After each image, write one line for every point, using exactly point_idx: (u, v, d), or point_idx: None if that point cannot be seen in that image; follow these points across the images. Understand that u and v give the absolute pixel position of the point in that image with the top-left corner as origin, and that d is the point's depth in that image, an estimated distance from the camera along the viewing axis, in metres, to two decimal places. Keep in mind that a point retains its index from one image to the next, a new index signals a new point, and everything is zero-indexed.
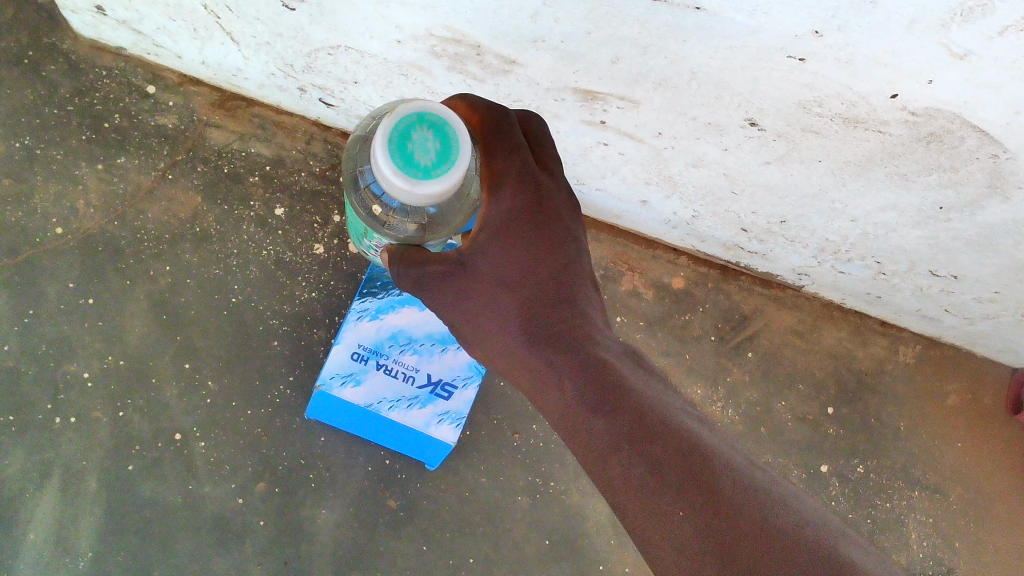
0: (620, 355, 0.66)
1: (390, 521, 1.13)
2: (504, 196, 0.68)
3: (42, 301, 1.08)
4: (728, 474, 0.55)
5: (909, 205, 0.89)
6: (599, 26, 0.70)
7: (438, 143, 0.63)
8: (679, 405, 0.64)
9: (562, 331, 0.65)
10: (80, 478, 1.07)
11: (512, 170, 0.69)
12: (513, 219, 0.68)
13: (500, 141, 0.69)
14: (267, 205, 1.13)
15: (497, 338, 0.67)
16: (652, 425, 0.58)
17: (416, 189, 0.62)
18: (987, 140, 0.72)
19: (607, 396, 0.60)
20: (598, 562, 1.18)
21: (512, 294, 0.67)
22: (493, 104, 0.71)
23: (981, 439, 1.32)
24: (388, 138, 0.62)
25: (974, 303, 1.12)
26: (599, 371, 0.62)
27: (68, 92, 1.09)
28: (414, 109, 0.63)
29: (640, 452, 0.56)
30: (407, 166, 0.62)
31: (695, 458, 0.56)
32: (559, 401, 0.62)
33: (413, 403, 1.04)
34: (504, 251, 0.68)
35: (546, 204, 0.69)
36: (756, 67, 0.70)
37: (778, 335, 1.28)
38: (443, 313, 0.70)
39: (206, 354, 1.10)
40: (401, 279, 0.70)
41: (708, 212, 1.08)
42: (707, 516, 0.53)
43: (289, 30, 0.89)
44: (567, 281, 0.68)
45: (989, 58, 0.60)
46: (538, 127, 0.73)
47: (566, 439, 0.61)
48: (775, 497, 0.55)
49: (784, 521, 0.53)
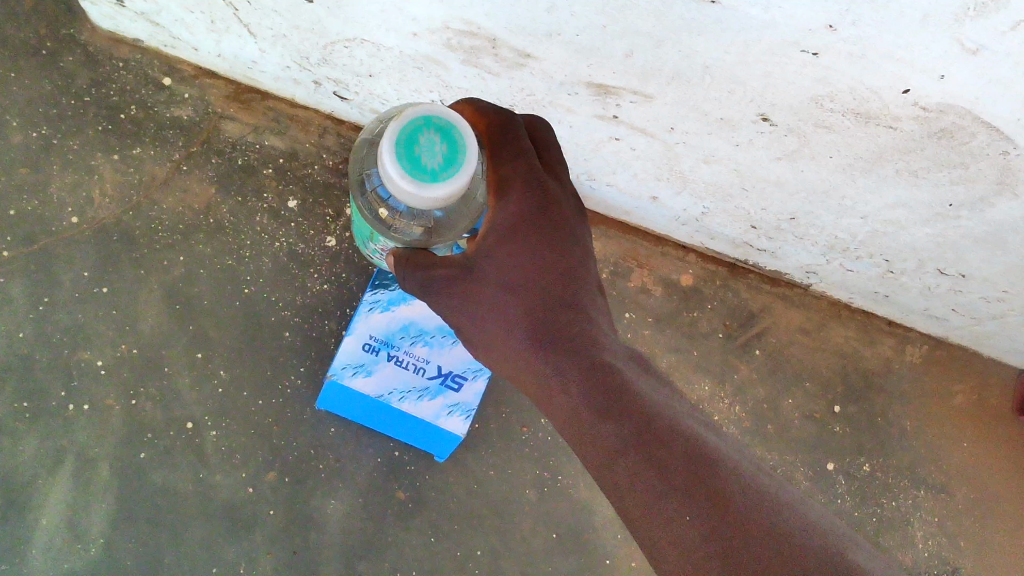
0: (626, 359, 0.66)
1: (399, 512, 1.13)
2: (510, 200, 0.69)
3: (57, 289, 1.09)
4: (736, 479, 0.56)
5: (919, 203, 0.90)
6: (614, 20, 0.71)
7: (445, 146, 0.63)
8: (685, 409, 0.64)
9: (569, 336, 0.65)
10: (92, 465, 1.07)
11: (518, 174, 0.70)
12: (519, 223, 0.69)
13: (506, 145, 0.70)
14: (280, 197, 1.14)
15: (503, 342, 0.67)
16: (659, 430, 0.58)
17: (422, 193, 0.63)
18: (998, 137, 0.72)
19: (613, 400, 0.60)
20: (605, 556, 1.18)
21: (518, 299, 0.67)
22: (499, 108, 0.73)
23: (987, 439, 1.33)
24: (394, 141, 0.63)
25: (981, 303, 1.13)
26: (606, 376, 0.62)
27: (86, 83, 1.10)
28: (421, 112, 0.63)
29: (645, 457, 0.57)
30: (414, 169, 0.63)
31: (702, 463, 0.56)
32: (563, 405, 0.62)
33: (423, 394, 1.05)
34: (511, 256, 0.69)
35: (552, 209, 0.70)
36: (771, 61, 0.70)
37: (786, 333, 1.29)
38: (449, 316, 0.70)
39: (218, 344, 1.11)
40: (409, 282, 0.73)
41: (718, 208, 1.08)
42: (714, 521, 0.53)
43: (306, 23, 0.90)
44: (573, 286, 0.68)
45: (1002, 53, 0.61)
46: (545, 131, 0.74)
47: (571, 442, 0.61)
48: (782, 503, 0.55)
49: (791, 527, 0.53)
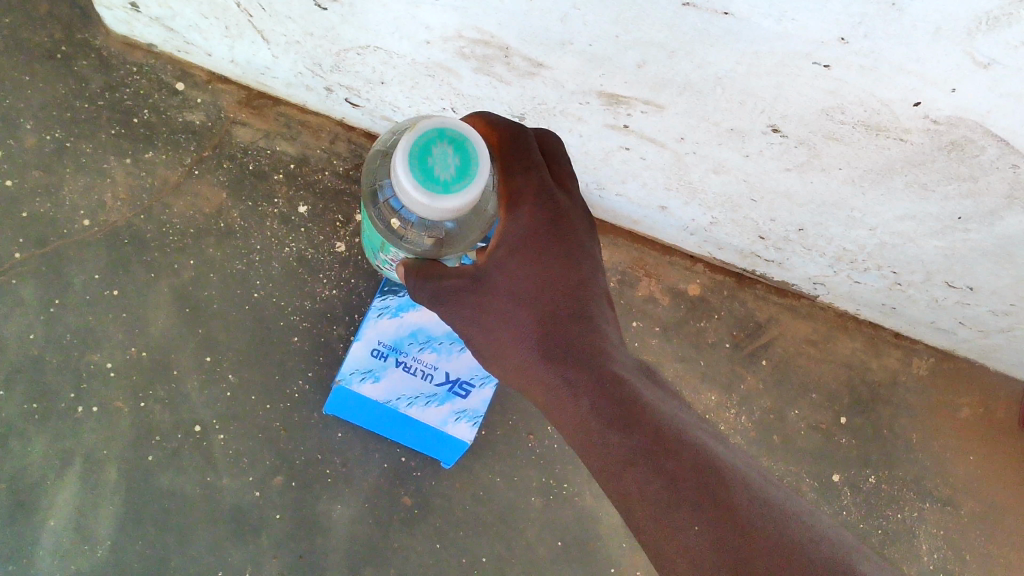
0: (635, 370, 0.66)
1: (404, 518, 1.13)
2: (522, 213, 0.70)
3: (68, 291, 1.09)
4: (744, 490, 0.56)
5: (927, 215, 0.90)
6: (627, 30, 0.71)
7: (458, 157, 0.64)
8: (693, 420, 0.64)
9: (578, 348, 0.65)
10: (101, 466, 1.08)
11: (530, 187, 0.70)
12: (530, 235, 0.69)
13: (517, 159, 0.71)
14: (290, 202, 1.15)
15: (512, 352, 0.67)
16: (668, 440, 0.58)
17: (434, 204, 0.63)
18: (1008, 150, 0.72)
19: (623, 411, 0.60)
20: (610, 565, 1.18)
21: (528, 309, 0.67)
22: (510, 122, 0.73)
23: (992, 453, 1.32)
24: (408, 152, 0.63)
25: (989, 316, 1.13)
26: (615, 387, 0.62)
27: (100, 87, 1.11)
28: (434, 125, 0.63)
29: (655, 468, 0.56)
30: (427, 180, 0.63)
31: (711, 474, 0.56)
32: (572, 415, 0.62)
33: (430, 401, 1.05)
34: (521, 267, 0.69)
35: (562, 222, 0.71)
36: (782, 73, 0.71)
37: (792, 344, 1.29)
38: (458, 326, 0.70)
39: (227, 348, 1.12)
40: (417, 293, 0.72)
41: (726, 218, 1.08)
42: (723, 530, 0.53)
43: (320, 30, 0.90)
44: (583, 298, 0.68)
45: (1013, 67, 0.61)
46: (555, 144, 0.75)
47: (580, 453, 0.61)
48: (791, 513, 0.55)
49: (799, 538, 0.53)
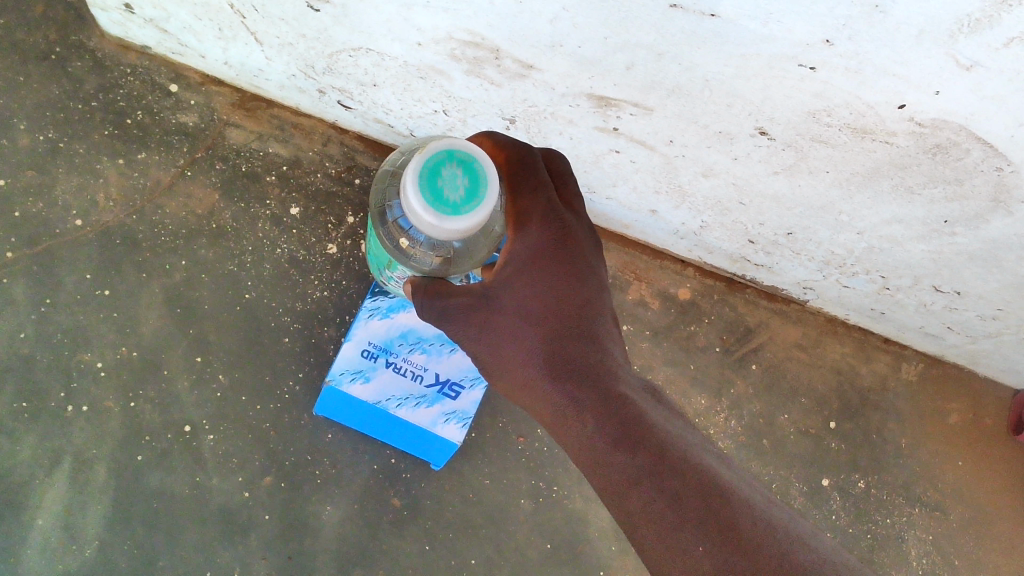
0: (640, 390, 0.66)
1: (393, 520, 1.12)
2: (529, 232, 0.69)
3: (59, 291, 1.09)
4: (748, 510, 0.56)
5: (914, 219, 0.91)
6: (616, 32, 0.72)
7: (467, 179, 0.64)
8: (697, 438, 0.64)
9: (585, 367, 0.65)
10: (89, 466, 1.07)
11: (538, 207, 0.70)
12: (538, 256, 0.69)
13: (525, 179, 0.71)
14: (282, 204, 1.15)
15: (519, 371, 0.67)
16: (673, 460, 0.58)
17: (444, 225, 0.63)
18: (992, 154, 0.74)
19: (630, 431, 0.60)
20: (600, 568, 1.17)
21: (536, 329, 0.67)
22: (517, 142, 0.73)
23: (980, 459, 1.33)
24: (418, 174, 0.63)
25: (976, 321, 1.13)
26: (622, 406, 0.62)
27: (93, 88, 1.11)
28: (444, 146, 0.64)
29: (660, 488, 0.56)
30: (436, 201, 0.63)
31: (716, 495, 0.56)
32: (579, 435, 0.62)
33: (420, 402, 1.06)
34: (529, 287, 0.69)
35: (570, 242, 0.70)
36: (769, 75, 0.72)
37: (782, 349, 1.29)
38: (465, 345, 0.70)
39: (217, 348, 1.11)
40: (424, 310, 0.72)
41: (716, 222, 1.09)
42: (728, 552, 0.53)
43: (313, 31, 0.91)
44: (589, 318, 0.68)
45: (995, 70, 0.62)
46: (561, 164, 0.75)
47: (586, 471, 0.61)
48: (794, 533, 0.55)
49: (803, 558, 0.53)
